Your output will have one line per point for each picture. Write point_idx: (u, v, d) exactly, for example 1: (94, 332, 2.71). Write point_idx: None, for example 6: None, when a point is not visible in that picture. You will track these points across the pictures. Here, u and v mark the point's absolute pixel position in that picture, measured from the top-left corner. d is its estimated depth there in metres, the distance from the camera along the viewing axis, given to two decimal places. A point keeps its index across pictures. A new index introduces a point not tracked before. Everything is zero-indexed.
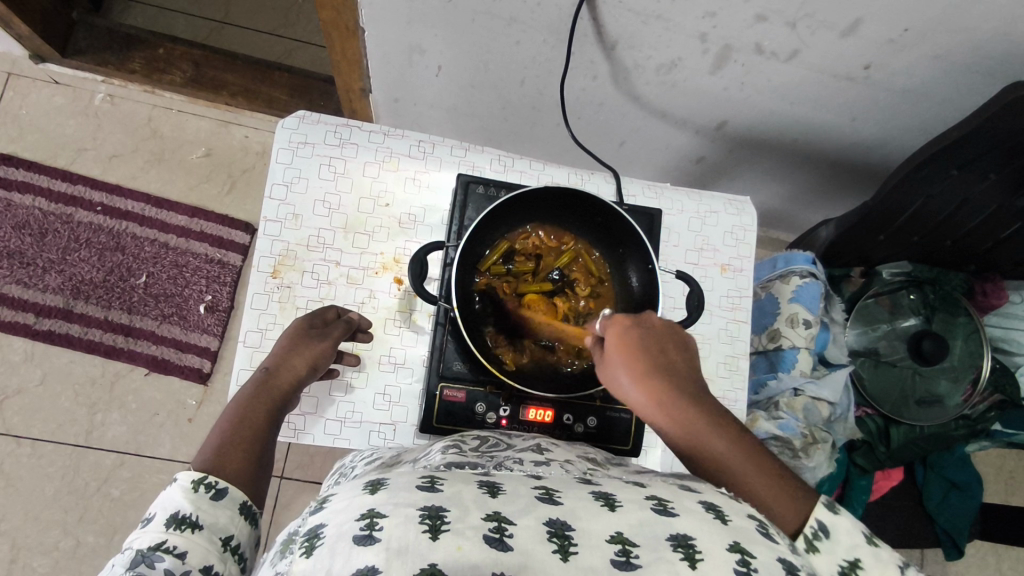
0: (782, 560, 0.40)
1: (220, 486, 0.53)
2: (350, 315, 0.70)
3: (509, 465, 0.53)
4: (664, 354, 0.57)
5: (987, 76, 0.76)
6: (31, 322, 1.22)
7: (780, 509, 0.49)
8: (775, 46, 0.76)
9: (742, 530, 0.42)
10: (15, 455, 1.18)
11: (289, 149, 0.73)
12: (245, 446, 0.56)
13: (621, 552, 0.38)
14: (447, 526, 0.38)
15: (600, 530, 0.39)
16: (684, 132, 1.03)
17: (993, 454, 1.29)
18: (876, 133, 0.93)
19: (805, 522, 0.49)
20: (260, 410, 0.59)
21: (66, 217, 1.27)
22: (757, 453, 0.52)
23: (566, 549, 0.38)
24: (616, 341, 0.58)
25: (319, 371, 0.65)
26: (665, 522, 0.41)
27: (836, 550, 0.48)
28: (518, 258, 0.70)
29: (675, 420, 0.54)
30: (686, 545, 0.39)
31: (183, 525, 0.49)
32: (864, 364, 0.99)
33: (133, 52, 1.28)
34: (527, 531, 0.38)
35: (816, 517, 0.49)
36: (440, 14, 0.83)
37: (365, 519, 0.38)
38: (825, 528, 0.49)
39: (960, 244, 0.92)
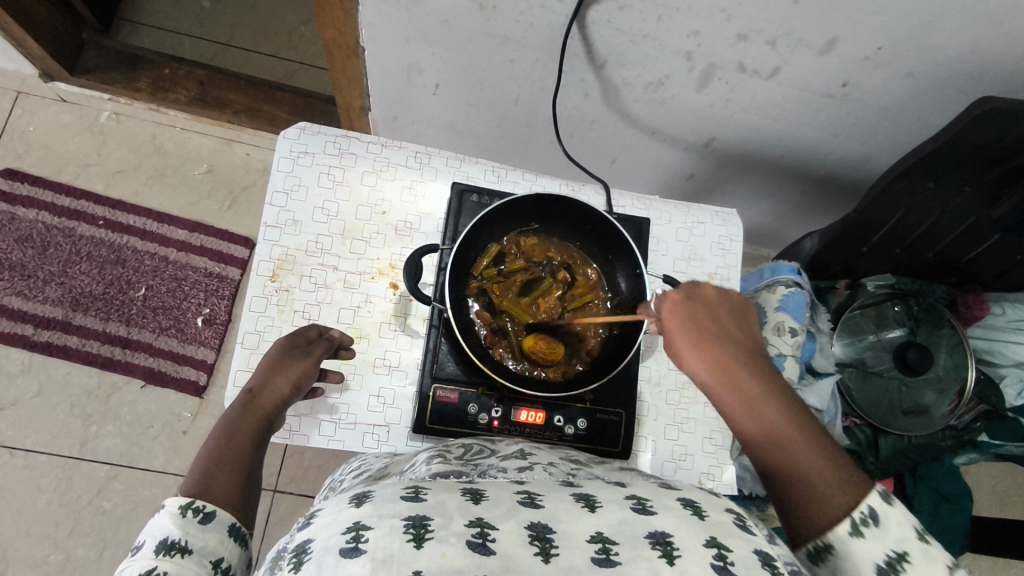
0: (758, 551, 0.41)
1: (208, 510, 0.53)
2: (332, 333, 0.71)
3: (493, 472, 0.54)
4: (726, 332, 0.58)
5: (958, 92, 0.79)
6: (29, 333, 1.23)
7: (831, 490, 0.51)
8: (757, 64, 0.80)
9: (719, 525, 0.43)
10: (8, 466, 1.18)
11: (290, 158, 0.76)
12: (230, 468, 0.57)
13: (600, 551, 0.40)
14: (431, 534, 0.39)
15: (580, 531, 0.41)
16: (673, 149, 1.07)
17: (983, 470, 1.30)
18: (856, 150, 0.96)
19: (856, 507, 0.50)
20: (246, 432, 0.60)
21: (69, 231, 1.29)
22: (809, 429, 0.54)
23: (547, 551, 0.39)
24: (680, 312, 0.59)
25: (302, 391, 0.66)
26: (644, 521, 0.42)
27: (885, 537, 0.49)
28: (508, 260, 0.72)
29: (737, 391, 0.55)
30: (664, 542, 0.40)
31: (173, 550, 0.50)
32: (852, 375, 1.00)
33: (140, 71, 1.32)
34: (508, 535, 0.40)
35: (866, 502, 0.50)
36: (436, 33, 0.86)
37: (351, 532, 0.39)
38: (875, 515, 0.50)
39: (941, 256, 0.94)
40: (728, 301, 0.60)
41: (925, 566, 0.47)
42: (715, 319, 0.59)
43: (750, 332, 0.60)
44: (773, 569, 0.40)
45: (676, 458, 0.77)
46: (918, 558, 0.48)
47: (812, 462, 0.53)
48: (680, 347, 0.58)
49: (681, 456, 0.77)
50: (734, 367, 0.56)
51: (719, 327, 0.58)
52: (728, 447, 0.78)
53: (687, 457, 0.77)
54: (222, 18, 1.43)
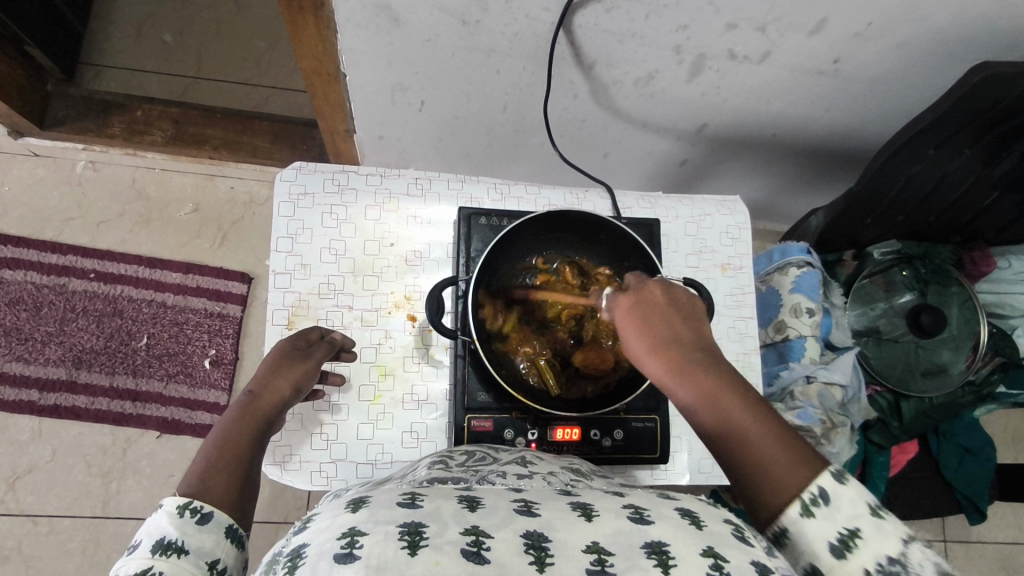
0: (755, 563, 0.41)
1: (206, 510, 0.51)
2: (334, 335, 0.70)
3: (491, 479, 0.53)
4: (668, 325, 0.57)
5: (949, 57, 0.79)
6: (35, 398, 1.21)
7: (782, 475, 0.49)
8: (747, 50, 0.79)
9: (717, 534, 0.42)
10: (34, 534, 1.17)
11: (290, 202, 0.74)
12: (229, 470, 0.54)
13: (595, 562, 0.39)
14: (425, 542, 0.38)
15: (575, 540, 0.40)
16: (665, 139, 1.06)
17: (997, 415, 1.33)
18: (849, 121, 0.96)
19: (805, 487, 0.48)
20: (244, 433, 0.58)
21: (60, 288, 1.26)
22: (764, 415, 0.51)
23: (542, 560, 0.38)
24: (630, 310, 0.58)
25: (302, 392, 0.64)
26: (641, 530, 0.41)
27: (835, 516, 0.47)
28: (515, 295, 0.70)
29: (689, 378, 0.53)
30: (660, 551, 0.40)
31: (169, 550, 0.47)
32: (867, 343, 1.01)
33: (111, 116, 1.27)
34: (502, 544, 0.39)
35: (816, 483, 0.48)
36: (418, 52, 0.84)
37: (345, 538, 0.38)
38: (824, 494, 0.48)
39: (944, 217, 0.95)
40: (676, 301, 0.59)
41: (879, 542, 0.46)
42: (661, 319, 0.57)
43: (698, 324, 0.58)
44: None
45: (712, 453, 0.78)
46: (869, 534, 0.46)
47: (761, 447, 0.50)
48: (629, 346, 0.57)
49: None
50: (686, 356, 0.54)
51: (666, 320, 0.57)
52: None
53: None
54: (187, 51, 1.39)
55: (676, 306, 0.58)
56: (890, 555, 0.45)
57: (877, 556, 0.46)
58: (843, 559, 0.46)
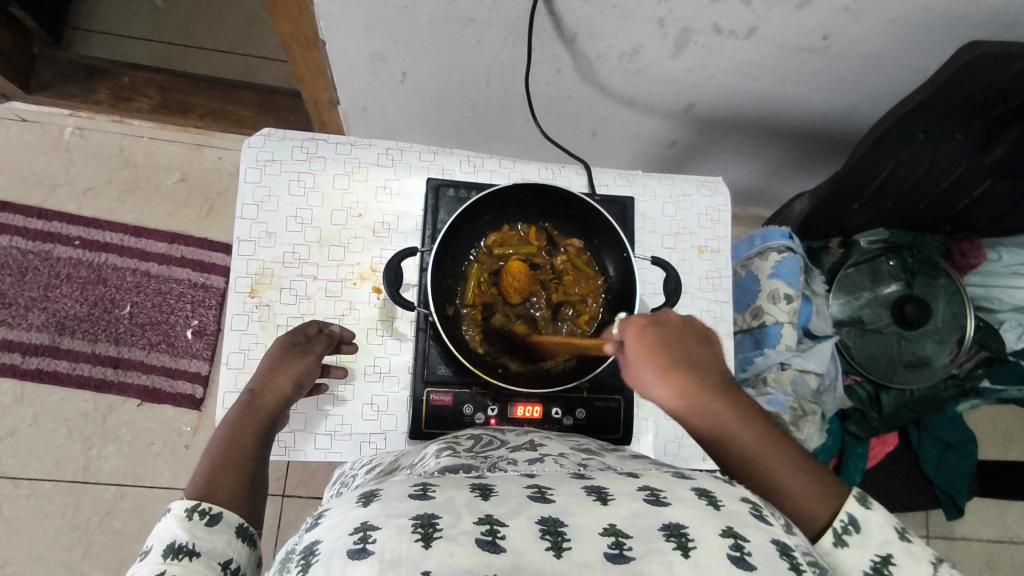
0: (774, 541, 0.40)
1: (214, 511, 0.52)
2: (332, 328, 0.70)
3: (503, 466, 0.51)
4: (685, 351, 0.55)
5: (942, 36, 0.76)
6: (17, 361, 1.21)
7: (813, 506, 0.50)
8: (733, 25, 0.77)
9: (735, 514, 0.41)
10: (14, 496, 1.18)
11: (257, 168, 0.73)
12: (237, 470, 0.56)
13: (613, 545, 0.38)
14: (439, 533, 0.37)
15: (593, 523, 0.39)
16: (653, 118, 1.04)
17: (983, 412, 1.32)
18: (841, 103, 0.93)
19: (836, 516, 0.49)
20: (249, 432, 0.59)
21: (44, 253, 1.26)
22: (787, 446, 0.52)
23: (559, 545, 0.37)
24: (638, 337, 0.56)
25: (304, 388, 0.65)
26: (658, 513, 0.40)
27: (868, 544, 0.49)
28: (473, 269, 0.69)
29: (705, 416, 0.52)
30: (678, 534, 0.39)
31: (181, 553, 0.48)
32: (849, 333, 0.99)
33: (96, 81, 1.29)
34: (518, 531, 0.38)
35: (845, 509, 0.49)
36: (396, 20, 0.83)
37: (357, 533, 0.38)
38: (854, 521, 0.49)
39: (934, 206, 0.93)
40: (690, 326, 0.57)
41: (910, 567, 0.48)
42: (675, 344, 0.55)
43: (715, 351, 0.57)
44: (792, 560, 0.39)
45: (679, 437, 0.76)
46: (902, 559, 0.48)
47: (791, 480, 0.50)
48: (643, 373, 0.55)
49: (684, 434, 0.76)
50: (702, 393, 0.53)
51: (680, 348, 0.55)
52: None
53: (690, 435, 0.76)
54: (177, 19, 1.37)
55: (689, 332, 0.57)
56: None
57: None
58: None
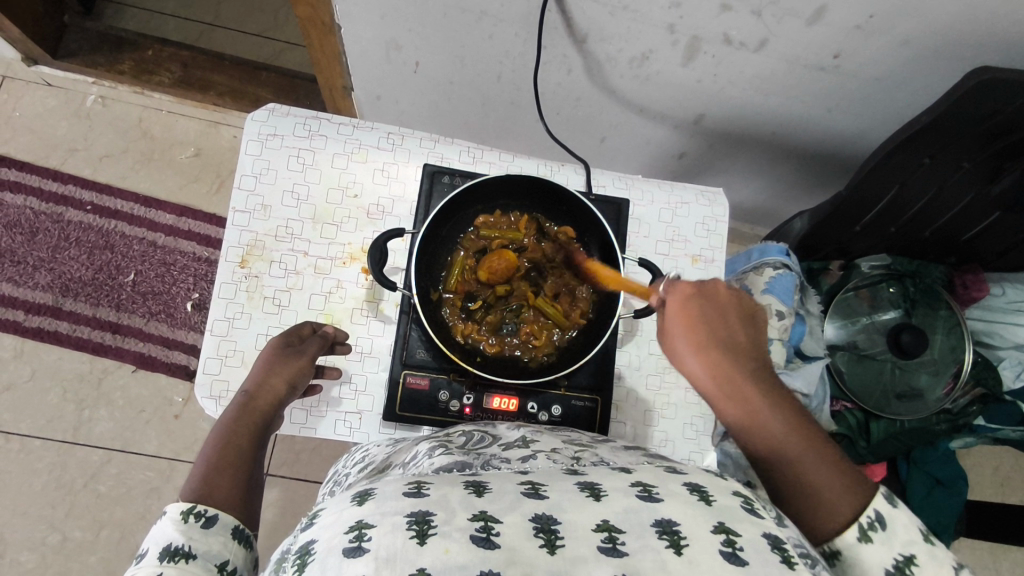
0: (767, 535, 0.39)
1: (210, 514, 0.52)
2: (325, 330, 0.70)
3: (496, 463, 0.50)
4: (727, 329, 0.54)
5: (955, 62, 0.76)
6: (20, 319, 1.24)
7: (835, 499, 0.49)
8: (743, 36, 0.77)
9: (726, 509, 0.41)
10: (5, 450, 1.20)
11: (257, 141, 0.74)
12: (232, 471, 0.55)
13: (606, 540, 0.38)
14: (434, 530, 0.37)
15: (586, 520, 0.38)
16: (662, 127, 1.04)
17: (979, 453, 1.29)
18: (851, 124, 0.93)
19: (862, 511, 0.49)
20: (246, 431, 0.59)
21: (57, 216, 1.28)
22: (816, 438, 0.51)
23: (553, 542, 0.37)
24: (683, 307, 0.55)
25: (299, 389, 0.65)
26: (650, 509, 0.40)
27: (892, 541, 0.49)
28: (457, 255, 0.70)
29: (736, 395, 0.51)
30: (671, 530, 0.38)
31: (177, 556, 0.48)
32: (843, 357, 0.97)
33: (123, 53, 1.31)
34: (512, 528, 0.37)
35: (872, 507, 0.49)
36: (411, 9, 0.84)
37: (353, 531, 0.37)
38: (881, 519, 0.49)
39: (938, 234, 0.91)
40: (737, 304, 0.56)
41: (933, 569, 0.48)
42: (719, 321, 0.54)
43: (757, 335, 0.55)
44: (784, 556, 0.38)
45: (656, 444, 0.75)
46: (926, 561, 0.48)
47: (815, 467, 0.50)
48: (680, 346, 0.54)
49: (661, 442, 0.75)
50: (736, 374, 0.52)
51: (721, 326, 0.54)
52: (709, 433, 0.76)
53: (668, 443, 0.75)
54: None
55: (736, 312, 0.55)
56: None
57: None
58: None
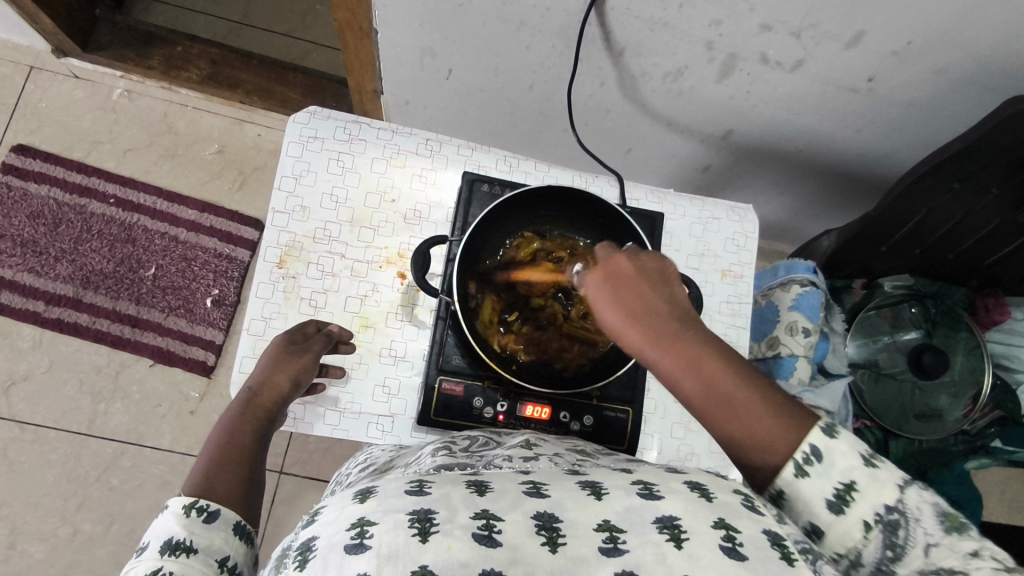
0: (767, 532, 0.39)
1: (212, 509, 0.51)
2: (331, 328, 0.70)
3: (498, 463, 0.52)
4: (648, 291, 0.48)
5: (988, 89, 0.77)
6: (40, 309, 1.24)
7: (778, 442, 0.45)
8: (780, 56, 0.77)
9: (728, 505, 0.41)
10: (20, 440, 1.20)
11: (299, 143, 0.75)
12: (235, 466, 0.56)
13: (607, 539, 0.38)
14: (436, 528, 0.37)
15: (587, 519, 0.39)
16: (689, 141, 1.04)
17: (990, 474, 1.30)
18: (879, 146, 0.94)
19: (798, 446, 0.45)
20: (249, 428, 0.60)
21: (79, 208, 1.29)
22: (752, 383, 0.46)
23: (554, 540, 0.38)
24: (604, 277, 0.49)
25: (303, 387, 0.66)
26: (652, 505, 0.40)
27: (831, 473, 0.44)
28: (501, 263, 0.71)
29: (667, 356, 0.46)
30: (671, 525, 0.39)
31: (178, 550, 0.47)
32: (863, 376, 0.99)
33: (152, 48, 1.30)
34: (513, 526, 0.38)
35: (808, 441, 0.45)
36: (450, 17, 0.84)
37: (355, 528, 0.38)
38: (817, 452, 0.45)
39: (961, 258, 0.92)
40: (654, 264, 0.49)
41: (874, 492, 0.44)
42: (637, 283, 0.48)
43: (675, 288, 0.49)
44: (784, 551, 0.38)
45: (682, 456, 0.76)
46: (867, 486, 0.44)
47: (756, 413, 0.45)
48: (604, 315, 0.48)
49: (687, 454, 0.76)
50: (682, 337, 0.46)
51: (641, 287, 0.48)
52: None
53: (694, 456, 0.76)
54: None
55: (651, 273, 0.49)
56: (887, 504, 0.44)
57: (876, 506, 0.44)
58: (840, 513, 0.44)
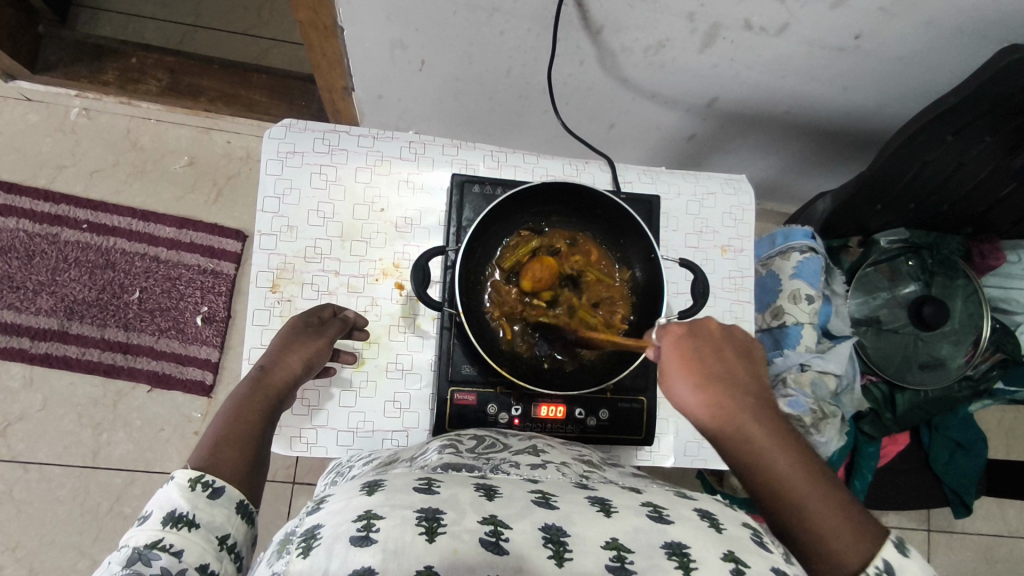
0: (776, 570, 0.39)
1: (218, 485, 0.51)
2: (346, 313, 0.69)
3: (505, 468, 0.51)
4: (724, 368, 0.55)
5: (977, 38, 0.75)
6: (27, 346, 1.21)
7: (844, 545, 0.47)
8: (764, 21, 0.75)
9: (737, 538, 0.41)
10: (24, 480, 1.18)
11: (277, 160, 0.72)
12: (239, 444, 0.55)
13: (615, 558, 0.38)
14: (444, 529, 0.37)
15: (596, 536, 0.39)
16: (673, 112, 1.02)
17: (991, 410, 1.33)
18: (867, 101, 0.92)
19: (870, 561, 0.46)
20: (258, 408, 0.58)
21: (52, 237, 1.24)
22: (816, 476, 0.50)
23: (561, 554, 0.37)
24: (679, 346, 0.56)
25: (314, 370, 0.64)
26: (660, 530, 0.40)
27: None
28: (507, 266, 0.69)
29: (730, 427, 0.52)
30: (680, 553, 0.38)
31: (180, 523, 0.47)
32: (866, 333, 1.00)
33: (106, 62, 1.24)
34: (522, 535, 0.38)
35: (881, 556, 0.46)
36: (419, 9, 0.81)
37: (362, 520, 0.37)
38: (890, 568, 0.45)
39: (956, 207, 0.92)
40: (733, 344, 0.57)
41: None
42: (711, 356, 0.56)
43: (755, 375, 0.56)
44: None
45: (699, 438, 0.76)
46: None
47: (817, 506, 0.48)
48: (673, 380, 0.56)
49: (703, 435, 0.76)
50: (729, 400, 0.53)
51: (717, 364, 0.56)
52: None
53: None
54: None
55: (729, 351, 0.57)
56: None
57: None
58: None
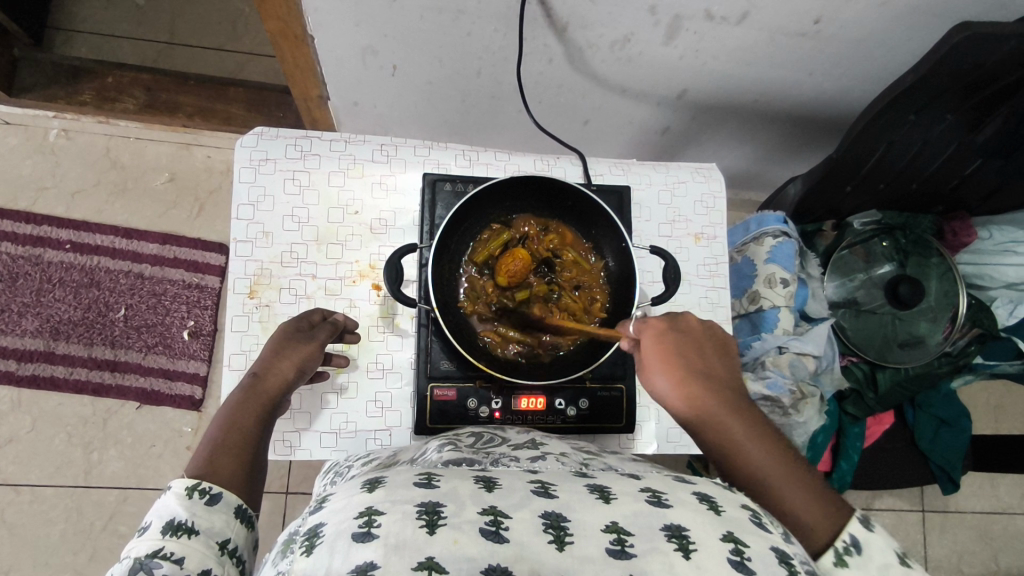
0: (773, 549, 0.40)
1: (215, 492, 0.51)
2: (335, 317, 0.69)
3: (504, 462, 0.51)
4: (698, 358, 0.57)
5: (934, 18, 0.77)
6: (13, 368, 1.21)
7: (813, 523, 0.48)
8: (724, 10, 0.77)
9: (735, 519, 0.41)
10: (16, 503, 1.17)
11: (250, 168, 0.73)
12: (236, 451, 0.55)
13: (616, 541, 0.38)
14: (444, 520, 0.38)
15: (595, 521, 0.39)
16: (645, 106, 1.04)
17: (977, 388, 1.35)
18: (832, 85, 0.94)
19: (837, 535, 0.47)
20: (250, 414, 0.58)
21: (35, 258, 1.25)
22: (789, 460, 0.51)
23: (562, 539, 0.38)
24: (654, 337, 0.58)
25: (306, 374, 0.64)
26: (659, 513, 0.40)
27: (869, 566, 0.46)
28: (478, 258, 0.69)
29: (701, 416, 0.54)
30: (680, 535, 0.39)
31: (179, 531, 0.47)
32: (845, 314, 1.02)
33: (81, 83, 1.25)
34: (522, 524, 0.38)
35: (848, 530, 0.47)
36: (386, 14, 0.82)
37: (362, 517, 0.38)
38: (856, 542, 0.47)
39: (925, 186, 0.94)
40: (711, 336, 0.59)
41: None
42: (685, 347, 0.57)
43: (733, 365, 0.58)
44: (788, 567, 0.39)
45: (680, 423, 0.77)
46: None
47: (787, 487, 0.49)
48: (650, 371, 0.57)
49: None
50: (699, 389, 0.54)
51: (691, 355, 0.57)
52: None
53: None
54: (162, 17, 1.35)
55: (706, 343, 0.58)
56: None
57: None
58: None
